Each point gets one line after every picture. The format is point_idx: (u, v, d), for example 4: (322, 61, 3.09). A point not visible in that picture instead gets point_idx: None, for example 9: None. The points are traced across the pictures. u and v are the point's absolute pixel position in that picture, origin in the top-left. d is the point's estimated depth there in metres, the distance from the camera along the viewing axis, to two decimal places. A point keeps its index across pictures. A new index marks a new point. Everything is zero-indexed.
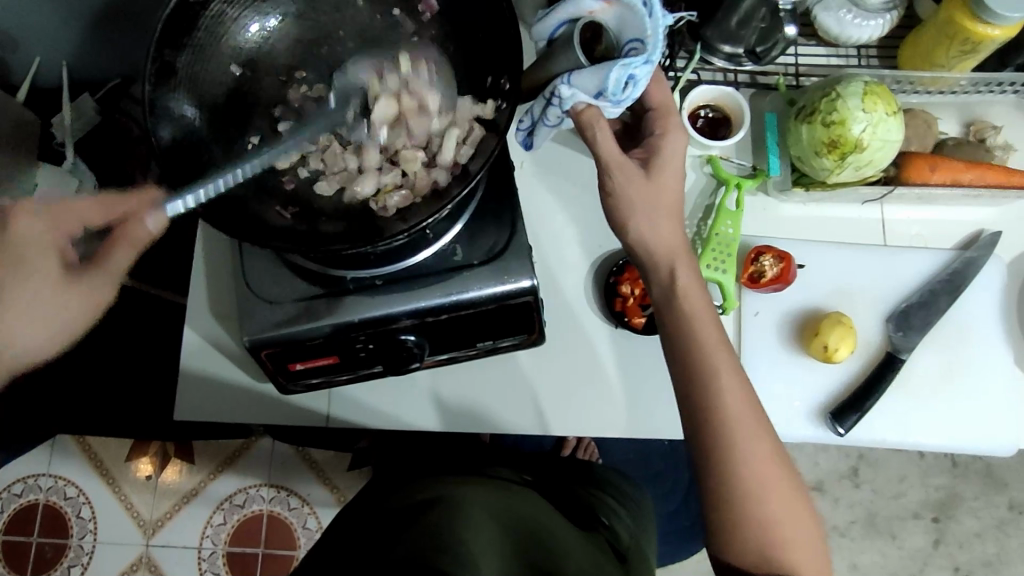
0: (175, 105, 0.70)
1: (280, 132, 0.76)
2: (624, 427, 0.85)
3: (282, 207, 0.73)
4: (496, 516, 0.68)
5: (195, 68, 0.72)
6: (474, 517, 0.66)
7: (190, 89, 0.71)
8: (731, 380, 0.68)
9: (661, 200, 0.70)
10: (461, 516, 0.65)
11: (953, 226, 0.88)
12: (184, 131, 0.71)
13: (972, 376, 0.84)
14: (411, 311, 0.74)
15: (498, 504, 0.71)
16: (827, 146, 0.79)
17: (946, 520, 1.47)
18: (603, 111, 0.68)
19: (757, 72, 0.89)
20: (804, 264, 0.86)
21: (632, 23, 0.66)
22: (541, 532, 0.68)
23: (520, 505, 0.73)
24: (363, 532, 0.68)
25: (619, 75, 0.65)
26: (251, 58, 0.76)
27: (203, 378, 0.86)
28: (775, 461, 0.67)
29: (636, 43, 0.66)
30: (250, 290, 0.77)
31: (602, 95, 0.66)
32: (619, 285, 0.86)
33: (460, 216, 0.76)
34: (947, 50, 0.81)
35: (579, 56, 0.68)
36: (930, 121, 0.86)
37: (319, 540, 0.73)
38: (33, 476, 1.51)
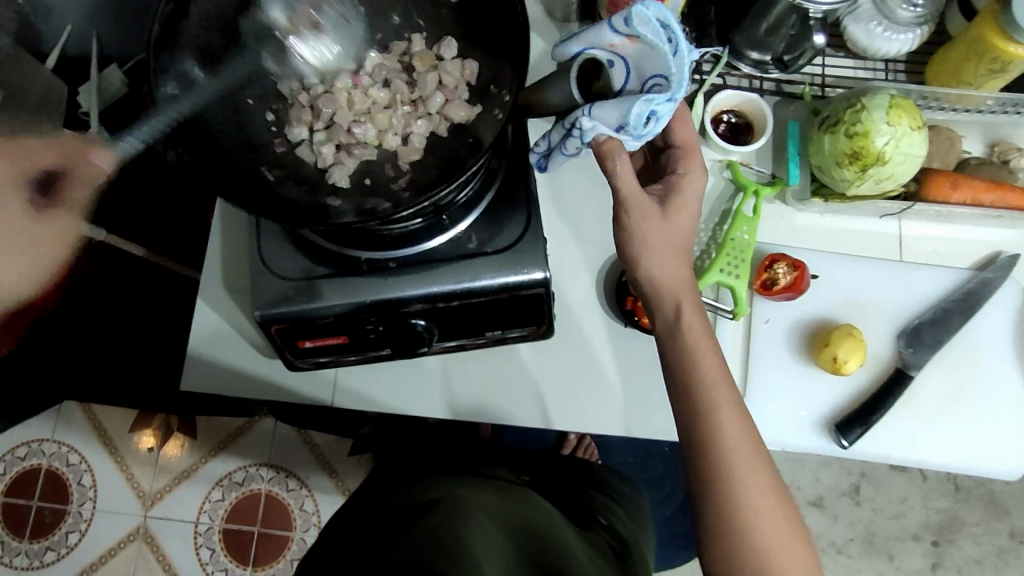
0: (179, 62, 0.70)
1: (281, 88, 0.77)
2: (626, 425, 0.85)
3: (268, 166, 0.74)
4: (498, 520, 0.68)
5: (210, 13, 0.71)
6: (476, 517, 0.66)
7: (196, 47, 0.71)
8: (730, 414, 0.68)
9: (672, 236, 0.69)
10: (464, 516, 0.66)
11: (972, 246, 0.87)
12: (185, 89, 0.71)
13: (980, 398, 0.83)
14: (423, 295, 0.74)
15: (499, 506, 0.71)
16: (849, 158, 0.78)
17: (945, 545, 1.47)
18: (622, 142, 0.65)
19: (783, 80, 0.89)
20: (818, 275, 0.86)
21: (655, 60, 0.62)
22: (543, 533, 0.69)
23: (522, 506, 0.74)
24: (365, 531, 0.68)
25: (640, 109, 0.61)
26: (268, 18, 0.77)
27: (211, 352, 0.87)
28: (772, 493, 0.67)
29: (659, 78, 0.62)
30: (265, 266, 0.77)
31: (622, 129, 0.63)
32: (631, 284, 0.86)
33: (477, 204, 0.76)
34: (976, 67, 0.80)
35: (574, 90, 0.67)
36: (953, 138, 0.85)
37: (321, 536, 0.73)
38: (38, 441, 1.53)
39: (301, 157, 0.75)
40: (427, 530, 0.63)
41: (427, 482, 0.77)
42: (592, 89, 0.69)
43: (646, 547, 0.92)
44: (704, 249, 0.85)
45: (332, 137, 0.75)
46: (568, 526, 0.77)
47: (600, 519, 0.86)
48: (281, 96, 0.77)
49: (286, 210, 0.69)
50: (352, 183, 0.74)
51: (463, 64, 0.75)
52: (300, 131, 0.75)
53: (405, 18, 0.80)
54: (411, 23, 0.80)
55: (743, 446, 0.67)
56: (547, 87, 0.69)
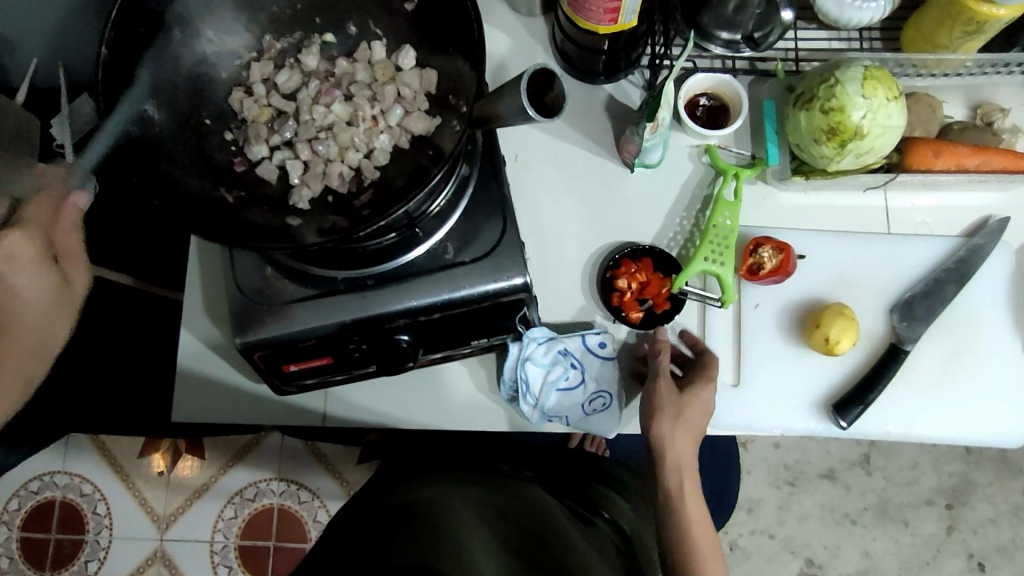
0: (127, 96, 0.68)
1: (238, 110, 0.76)
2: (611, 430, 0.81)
3: (229, 189, 0.73)
4: (487, 517, 0.69)
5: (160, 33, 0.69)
6: (466, 515, 0.67)
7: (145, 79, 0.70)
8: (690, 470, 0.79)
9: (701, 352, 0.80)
10: (455, 514, 0.67)
11: (960, 212, 0.85)
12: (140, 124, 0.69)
13: (977, 366, 0.82)
14: (404, 310, 0.73)
15: (490, 503, 0.72)
16: (826, 134, 0.77)
17: (960, 507, 1.46)
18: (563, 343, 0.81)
19: (756, 58, 0.87)
20: (804, 255, 0.84)
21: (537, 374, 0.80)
22: (538, 526, 0.70)
23: (518, 502, 0.75)
24: (359, 531, 0.68)
25: (555, 355, 0.80)
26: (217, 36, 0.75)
27: (202, 380, 0.86)
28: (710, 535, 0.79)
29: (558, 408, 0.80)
30: (241, 292, 0.76)
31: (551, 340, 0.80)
32: (616, 279, 0.82)
33: (451, 213, 0.75)
34: (950, 30, 0.78)
35: (525, 102, 0.55)
36: (933, 105, 0.83)
37: (316, 547, 0.72)
38: (49, 474, 1.52)
39: (262, 177, 0.74)
40: (418, 522, 0.64)
41: (418, 484, 0.78)
42: (545, 103, 0.59)
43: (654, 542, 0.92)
44: (687, 238, 0.85)
45: (294, 156, 0.74)
46: (564, 515, 0.78)
47: (602, 513, 0.86)
48: (237, 116, 0.76)
49: (249, 233, 0.68)
50: (315, 202, 0.73)
51: (422, 72, 0.75)
52: (261, 151, 0.74)
53: (362, 27, 0.78)
54: (369, 31, 0.78)
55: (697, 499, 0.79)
56: (498, 99, 0.58)
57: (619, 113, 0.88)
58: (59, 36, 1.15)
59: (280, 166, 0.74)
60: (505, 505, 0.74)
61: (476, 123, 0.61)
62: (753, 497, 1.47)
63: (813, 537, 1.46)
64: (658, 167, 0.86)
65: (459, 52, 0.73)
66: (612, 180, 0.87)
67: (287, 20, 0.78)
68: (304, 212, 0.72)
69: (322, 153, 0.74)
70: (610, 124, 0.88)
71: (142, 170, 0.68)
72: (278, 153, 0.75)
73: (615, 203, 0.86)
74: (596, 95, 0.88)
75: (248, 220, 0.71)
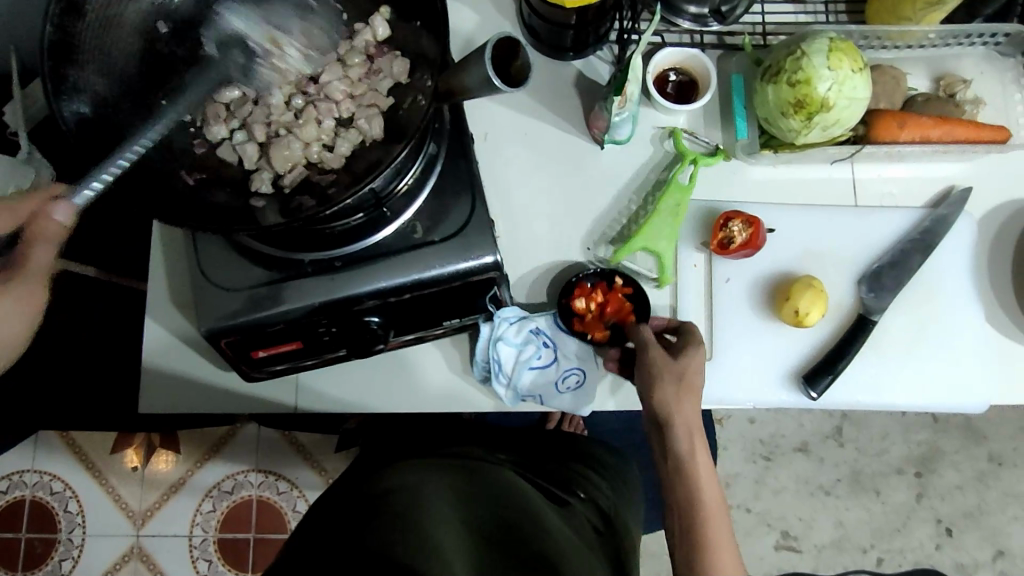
0: (80, 75, 0.66)
1: (194, 87, 0.73)
2: (585, 406, 0.81)
3: (189, 172, 0.71)
4: (463, 509, 0.67)
5: (109, 11, 0.68)
6: (440, 504, 0.66)
7: (98, 59, 0.68)
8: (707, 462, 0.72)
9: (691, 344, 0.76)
10: (429, 505, 0.65)
11: (924, 182, 0.86)
12: (95, 104, 0.68)
13: (943, 334, 0.84)
14: (373, 291, 0.72)
15: (465, 489, 0.71)
16: (793, 107, 0.77)
17: (929, 475, 1.50)
18: (534, 321, 0.80)
19: (724, 32, 0.87)
20: (774, 228, 0.85)
21: (508, 352, 0.79)
22: (515, 510, 0.69)
23: (494, 487, 0.74)
24: (331, 521, 0.66)
25: (527, 334, 0.80)
26: (174, 12, 0.74)
27: (169, 370, 0.84)
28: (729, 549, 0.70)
29: (530, 388, 0.80)
30: (206, 278, 0.75)
31: (523, 319, 0.80)
32: (573, 302, 0.80)
33: (420, 192, 0.74)
34: (914, 1, 0.79)
35: (490, 71, 0.54)
36: (898, 77, 0.83)
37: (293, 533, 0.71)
38: (17, 473, 1.49)
39: (223, 159, 0.72)
40: (388, 517, 0.62)
41: (394, 468, 0.77)
42: (512, 73, 0.58)
43: (630, 518, 0.92)
44: None
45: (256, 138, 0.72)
46: (542, 499, 0.77)
47: (577, 492, 0.85)
48: (192, 95, 0.74)
49: (211, 216, 0.66)
50: (276, 186, 0.70)
51: (387, 50, 0.74)
52: (221, 132, 0.72)
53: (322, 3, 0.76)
54: (329, 6, 0.76)
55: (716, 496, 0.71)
56: (464, 70, 0.57)
57: (588, 89, 0.87)
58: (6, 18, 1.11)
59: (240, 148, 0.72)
60: (482, 490, 0.72)
61: (440, 97, 0.60)
62: (730, 473, 1.50)
63: (788, 510, 1.49)
64: (628, 143, 0.86)
65: (423, 28, 0.72)
66: (582, 156, 0.86)
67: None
68: (267, 196, 0.69)
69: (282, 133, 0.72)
70: (578, 100, 0.87)
71: (98, 155, 0.67)
72: (239, 135, 0.72)
73: (586, 179, 0.86)
74: (564, 71, 0.87)
75: (209, 202, 0.69)
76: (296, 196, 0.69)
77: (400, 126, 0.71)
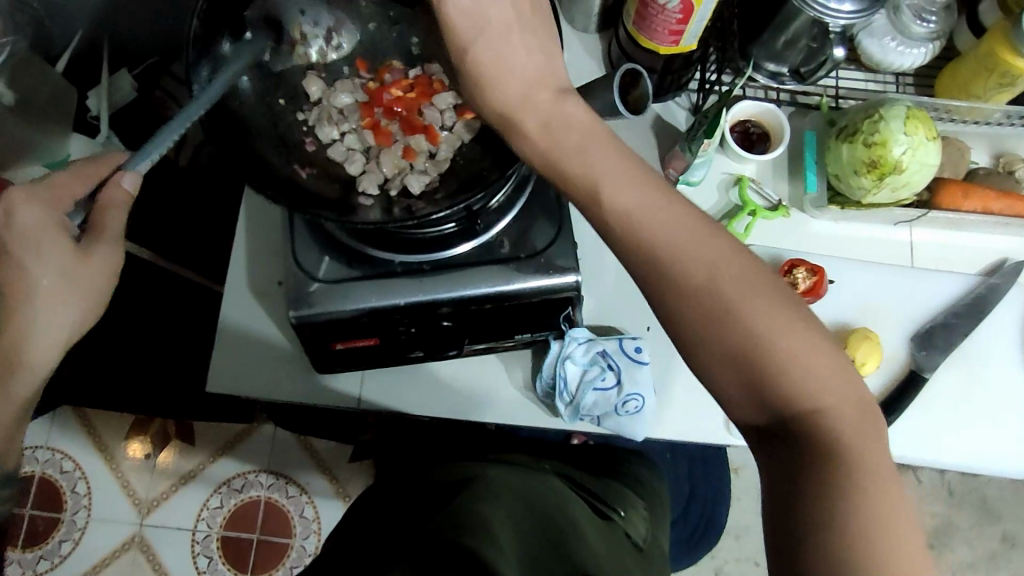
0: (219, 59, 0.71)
1: (310, 90, 0.78)
2: (639, 433, 0.83)
3: (299, 166, 0.75)
4: (518, 505, 0.71)
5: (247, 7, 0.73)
6: (496, 506, 0.69)
7: (234, 46, 0.72)
8: (809, 342, 0.47)
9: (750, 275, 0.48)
10: (490, 507, 0.68)
11: (979, 252, 0.91)
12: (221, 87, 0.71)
13: (988, 398, 0.86)
14: (455, 298, 0.76)
15: (518, 490, 0.74)
16: (866, 167, 0.81)
17: (940, 548, 1.50)
18: (603, 343, 0.83)
19: (797, 91, 0.93)
20: (834, 280, 0.88)
21: (573, 369, 0.82)
22: (563, 520, 0.72)
23: (540, 495, 0.76)
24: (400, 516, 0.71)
25: (594, 355, 0.82)
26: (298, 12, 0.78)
27: (235, 355, 0.87)
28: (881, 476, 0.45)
29: (593, 410, 0.82)
30: (297, 269, 0.78)
31: (591, 339, 0.83)
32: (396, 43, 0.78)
33: (510, 209, 0.78)
34: (985, 81, 0.84)
35: None
36: (963, 149, 0.88)
37: (353, 531, 0.75)
38: (32, 448, 1.51)
39: (332, 158, 0.76)
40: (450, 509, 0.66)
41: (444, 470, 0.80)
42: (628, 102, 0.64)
43: (661, 537, 0.93)
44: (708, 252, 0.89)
45: (364, 143, 0.76)
46: (583, 508, 0.80)
47: (619, 509, 0.86)
48: (306, 95, 0.78)
49: (322, 208, 0.70)
50: (382, 189, 0.74)
51: None
52: (330, 132, 0.76)
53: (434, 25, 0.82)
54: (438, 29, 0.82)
55: (840, 381, 0.46)
56: None
57: (666, 132, 0.92)
58: None
59: (347, 148, 0.76)
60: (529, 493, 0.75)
61: None
62: (740, 523, 1.50)
63: None
64: (700, 185, 0.91)
65: None
66: None
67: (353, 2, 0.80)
68: (375, 197, 0.73)
69: (389, 138, 0.76)
70: (655, 140, 0.92)
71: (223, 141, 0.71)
72: (346, 137, 0.77)
73: None
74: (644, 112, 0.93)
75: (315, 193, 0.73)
76: (397, 200, 0.72)
77: (497, 142, 0.75)
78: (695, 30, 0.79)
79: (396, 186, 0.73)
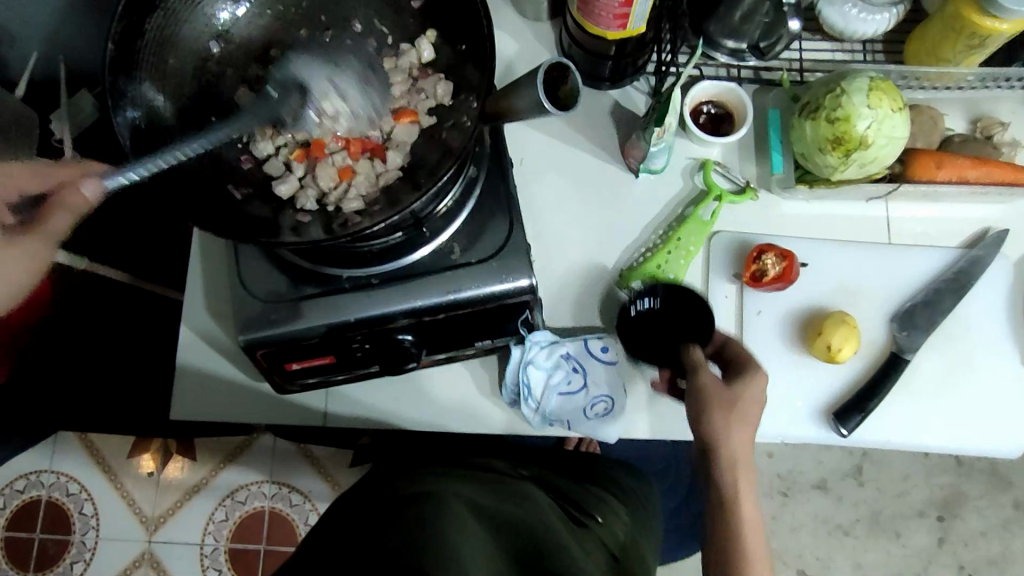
0: (144, 92, 0.69)
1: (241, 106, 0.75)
2: (610, 434, 0.80)
3: (236, 187, 0.73)
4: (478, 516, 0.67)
5: (165, 31, 0.70)
6: (469, 528, 0.63)
7: (154, 70, 0.70)
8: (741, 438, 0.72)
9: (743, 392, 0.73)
10: (451, 516, 0.64)
11: (960, 224, 0.86)
12: (149, 117, 0.70)
13: (976, 375, 0.83)
14: (407, 310, 0.73)
15: (486, 505, 0.70)
16: (831, 144, 0.77)
17: (952, 520, 1.47)
18: (569, 345, 0.81)
19: (761, 67, 0.88)
20: (807, 263, 0.85)
21: (537, 375, 0.80)
22: (540, 541, 0.67)
23: (504, 509, 0.71)
24: (356, 522, 0.65)
25: (557, 358, 0.81)
26: (223, 32, 0.75)
27: (201, 378, 0.85)
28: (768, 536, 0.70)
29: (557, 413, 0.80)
30: (246, 290, 0.76)
31: (556, 341, 0.81)
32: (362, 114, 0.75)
33: (459, 213, 0.75)
34: (954, 44, 0.79)
35: (541, 94, 0.57)
36: (935, 117, 0.84)
37: (313, 530, 0.70)
38: (36, 472, 1.50)
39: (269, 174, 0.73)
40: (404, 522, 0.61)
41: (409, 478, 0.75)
42: (561, 97, 0.62)
43: (646, 550, 0.89)
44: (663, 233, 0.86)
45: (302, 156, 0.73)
46: (561, 525, 0.75)
47: (595, 515, 0.83)
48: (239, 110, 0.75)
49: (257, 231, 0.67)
50: (320, 205, 0.72)
51: (435, 75, 0.75)
52: (267, 149, 0.74)
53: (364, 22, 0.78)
54: (375, 29, 0.79)
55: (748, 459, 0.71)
56: (513, 95, 0.59)
57: (624, 118, 0.89)
58: (60, 31, 1.16)
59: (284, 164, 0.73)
60: (502, 514, 0.70)
61: (488, 118, 0.62)
62: None
63: (806, 547, 1.46)
64: (662, 172, 0.87)
65: (468, 52, 0.74)
66: (617, 184, 0.87)
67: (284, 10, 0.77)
68: (313, 212, 0.71)
69: (325, 151, 0.73)
70: (615, 128, 0.88)
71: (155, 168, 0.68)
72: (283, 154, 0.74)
73: (619, 205, 0.87)
74: (601, 100, 0.89)
75: (251, 214, 0.70)
76: (335, 215, 0.70)
77: (435, 149, 0.73)
78: (640, 12, 0.75)
79: (335, 202, 0.71)
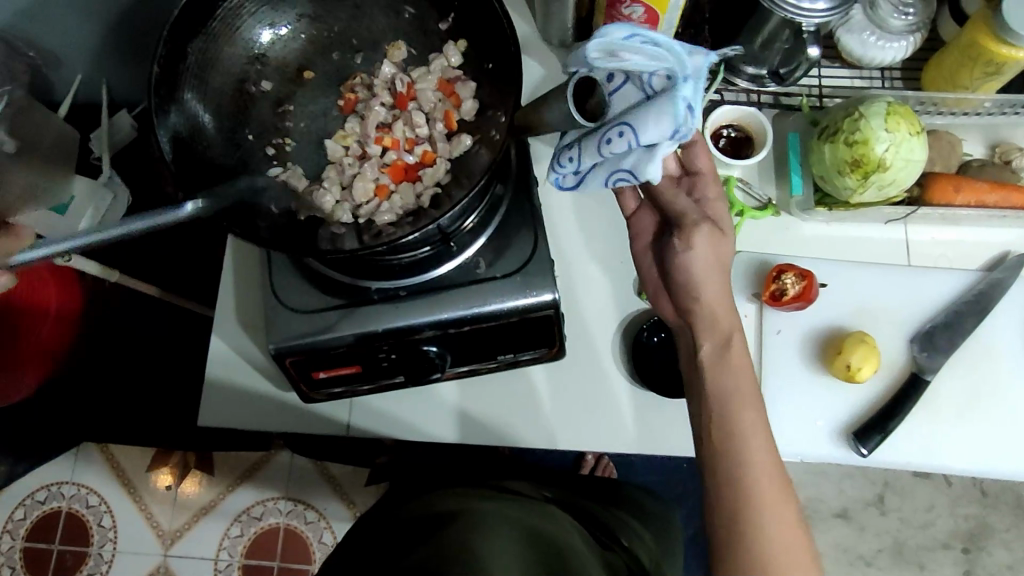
0: (187, 108, 0.72)
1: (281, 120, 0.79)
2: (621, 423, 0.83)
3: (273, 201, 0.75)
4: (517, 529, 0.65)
5: (207, 54, 0.74)
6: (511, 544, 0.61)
7: (197, 89, 0.74)
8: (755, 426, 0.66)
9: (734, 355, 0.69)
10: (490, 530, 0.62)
11: (979, 247, 0.87)
12: (193, 130, 0.73)
13: (1001, 398, 0.83)
14: (433, 322, 0.75)
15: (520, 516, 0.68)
16: (850, 166, 0.79)
17: (977, 553, 1.44)
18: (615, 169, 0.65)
19: (780, 93, 0.90)
20: (826, 283, 0.86)
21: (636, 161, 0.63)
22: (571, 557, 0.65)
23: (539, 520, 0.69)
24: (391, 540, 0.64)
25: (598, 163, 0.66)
26: (261, 55, 0.78)
27: (229, 388, 0.88)
28: (786, 490, 0.65)
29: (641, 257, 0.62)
30: (278, 300, 0.79)
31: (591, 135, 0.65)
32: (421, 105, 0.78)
33: (484, 229, 0.78)
34: (971, 71, 0.81)
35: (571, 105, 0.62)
36: (953, 142, 0.86)
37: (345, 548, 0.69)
38: (57, 484, 1.52)
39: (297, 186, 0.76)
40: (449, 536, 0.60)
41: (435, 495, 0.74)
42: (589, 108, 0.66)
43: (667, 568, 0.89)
44: None
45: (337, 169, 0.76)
46: (582, 542, 0.72)
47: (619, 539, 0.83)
48: (278, 129, 0.79)
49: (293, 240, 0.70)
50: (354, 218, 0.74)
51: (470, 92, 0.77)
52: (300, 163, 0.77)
53: (392, 44, 0.81)
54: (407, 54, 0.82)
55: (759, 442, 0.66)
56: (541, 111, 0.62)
57: None
58: (104, 56, 1.21)
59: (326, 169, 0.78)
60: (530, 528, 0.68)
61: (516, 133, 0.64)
62: None
63: None
64: None
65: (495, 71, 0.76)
66: None
67: (322, 34, 0.81)
68: (347, 225, 0.74)
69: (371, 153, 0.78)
70: None
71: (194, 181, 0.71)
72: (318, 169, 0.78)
73: None
74: None
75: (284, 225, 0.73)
76: (369, 228, 0.72)
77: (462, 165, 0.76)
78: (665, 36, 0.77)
79: (367, 215, 0.74)
